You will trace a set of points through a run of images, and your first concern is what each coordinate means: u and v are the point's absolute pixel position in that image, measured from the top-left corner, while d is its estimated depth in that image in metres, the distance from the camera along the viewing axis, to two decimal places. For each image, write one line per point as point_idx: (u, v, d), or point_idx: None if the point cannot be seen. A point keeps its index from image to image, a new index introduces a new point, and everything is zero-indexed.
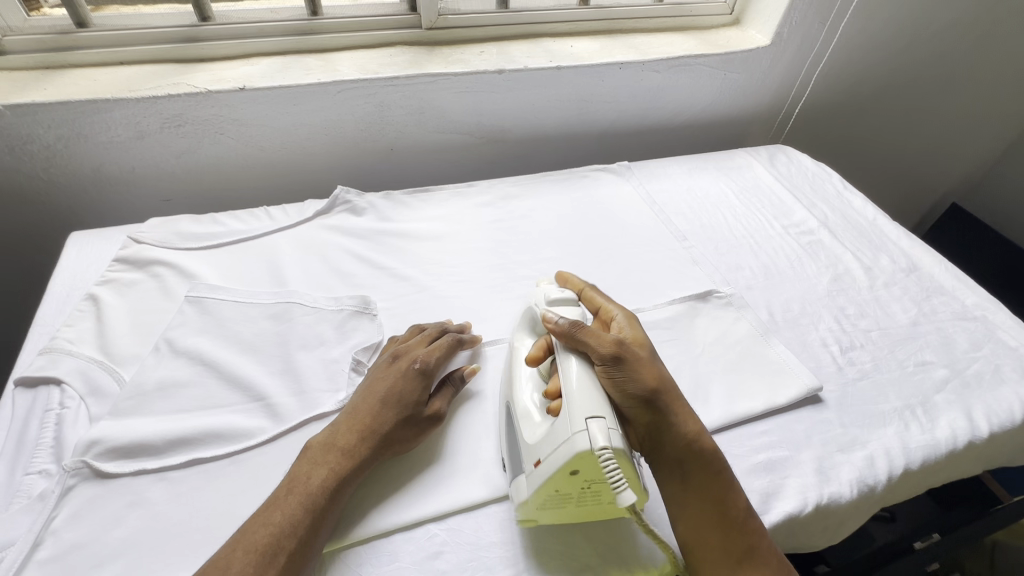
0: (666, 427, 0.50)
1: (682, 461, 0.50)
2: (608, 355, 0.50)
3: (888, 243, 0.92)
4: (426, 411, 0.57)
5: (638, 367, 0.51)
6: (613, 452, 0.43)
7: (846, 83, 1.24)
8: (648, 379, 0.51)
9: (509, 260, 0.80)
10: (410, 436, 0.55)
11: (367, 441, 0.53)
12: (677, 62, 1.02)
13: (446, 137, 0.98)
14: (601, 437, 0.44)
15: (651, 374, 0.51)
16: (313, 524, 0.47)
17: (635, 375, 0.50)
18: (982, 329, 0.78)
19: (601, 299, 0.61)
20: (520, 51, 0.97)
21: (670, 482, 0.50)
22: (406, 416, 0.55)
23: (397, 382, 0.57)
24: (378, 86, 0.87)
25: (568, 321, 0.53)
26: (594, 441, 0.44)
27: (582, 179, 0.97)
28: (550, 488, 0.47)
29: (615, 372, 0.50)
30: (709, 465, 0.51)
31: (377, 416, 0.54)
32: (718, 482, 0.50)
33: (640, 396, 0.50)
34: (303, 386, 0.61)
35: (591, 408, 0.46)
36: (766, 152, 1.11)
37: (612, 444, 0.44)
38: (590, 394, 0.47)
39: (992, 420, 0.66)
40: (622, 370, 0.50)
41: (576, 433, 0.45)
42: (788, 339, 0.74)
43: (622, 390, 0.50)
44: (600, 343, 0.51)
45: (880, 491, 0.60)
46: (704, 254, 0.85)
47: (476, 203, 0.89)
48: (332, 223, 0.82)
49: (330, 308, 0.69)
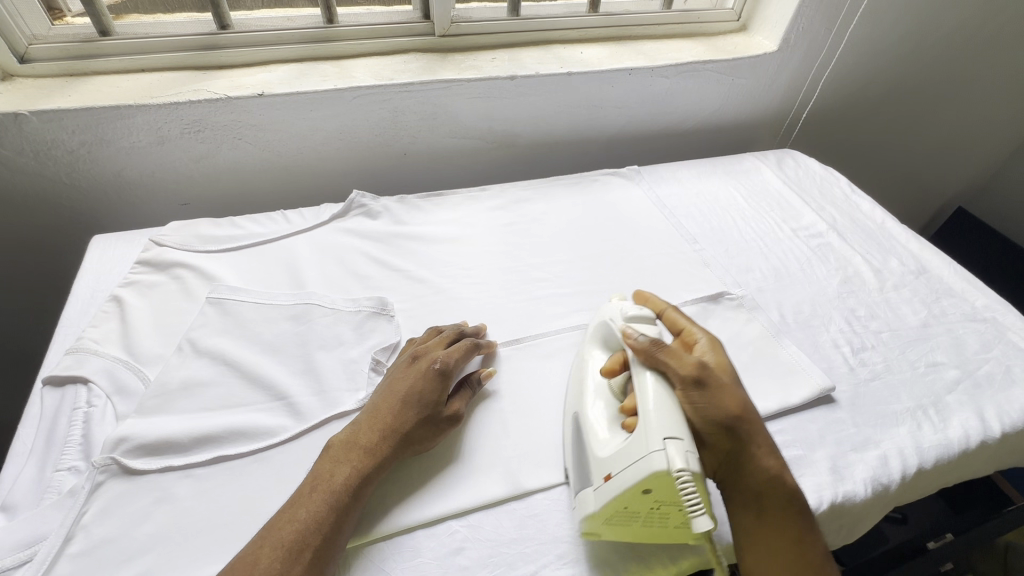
0: (746, 456, 0.52)
1: (761, 495, 0.51)
2: (689, 378, 0.51)
3: (897, 245, 0.93)
4: (446, 411, 0.58)
5: (720, 393, 0.52)
6: (691, 476, 0.45)
7: (852, 88, 1.25)
8: (729, 408, 0.52)
9: (522, 263, 0.81)
10: (432, 435, 0.56)
11: (391, 439, 0.54)
12: (685, 68, 1.03)
13: (457, 142, 0.99)
14: (679, 459, 0.45)
15: (733, 402, 0.53)
16: (337, 521, 0.48)
17: (718, 403, 0.52)
18: (992, 330, 0.78)
19: (685, 320, 0.61)
20: (531, 58, 0.99)
21: (747, 515, 0.51)
22: (428, 414, 0.56)
23: (416, 382, 0.58)
24: (393, 92, 0.88)
25: (650, 339, 0.53)
26: (671, 463, 0.45)
27: (592, 183, 0.99)
28: (619, 505, 0.48)
29: (696, 396, 0.51)
30: (792, 503, 0.51)
31: (400, 416, 0.55)
32: (800, 517, 0.50)
33: (717, 423, 0.51)
34: (324, 385, 0.62)
35: (665, 427, 0.47)
36: (773, 156, 1.12)
37: (690, 467, 0.45)
38: (668, 412, 0.49)
39: (1005, 420, 0.67)
40: (705, 394, 0.52)
41: (653, 451, 0.46)
42: (800, 340, 0.75)
43: (702, 415, 0.51)
44: (682, 364, 0.52)
45: (894, 490, 0.60)
46: (714, 256, 0.86)
47: (489, 207, 0.90)
48: (348, 226, 0.84)
49: (348, 309, 0.71)
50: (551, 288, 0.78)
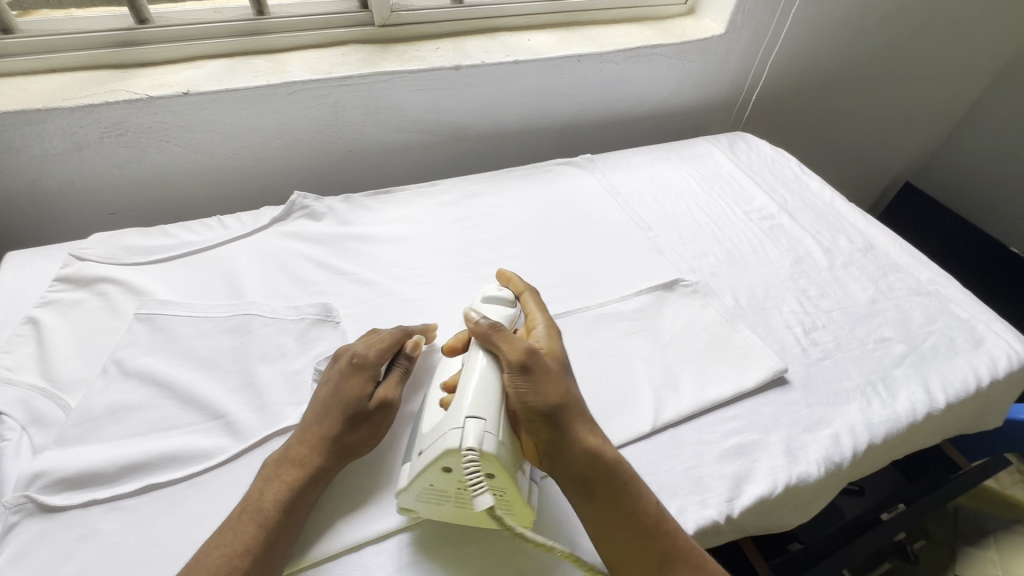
0: (566, 447, 0.49)
1: (587, 481, 0.49)
2: (513, 363, 0.50)
3: (845, 223, 0.94)
4: (373, 404, 0.54)
5: (544, 379, 0.50)
6: (478, 455, 0.45)
7: (800, 69, 1.26)
8: (551, 395, 0.49)
9: (474, 259, 0.79)
10: (364, 432, 0.53)
11: (316, 445, 0.51)
12: (635, 53, 1.02)
13: (405, 137, 0.96)
14: (473, 437, 0.45)
15: (556, 388, 0.50)
16: (268, 541, 0.45)
17: (541, 389, 0.49)
18: (936, 303, 0.80)
19: (537, 305, 0.61)
20: (477, 47, 0.96)
21: (579, 500, 0.49)
22: (355, 411, 0.53)
23: (339, 383, 0.55)
24: (331, 86, 0.84)
25: (489, 324, 0.54)
26: (464, 440, 0.45)
27: (546, 173, 0.97)
28: (426, 482, 0.47)
29: (518, 381, 0.50)
30: (614, 478, 0.49)
31: (326, 420, 0.52)
32: (622, 494, 0.49)
33: (539, 412, 0.49)
34: (264, 400, 0.59)
35: (469, 405, 0.48)
36: (726, 139, 1.12)
37: (481, 447, 0.45)
38: (480, 394, 0.49)
39: (949, 392, 0.69)
40: (530, 381, 0.50)
41: (452, 430, 0.46)
42: (754, 323, 0.75)
43: (521, 403, 0.49)
44: (511, 348, 0.51)
45: (846, 467, 0.61)
46: (669, 243, 0.86)
47: (440, 203, 0.88)
48: (290, 229, 0.80)
49: (290, 318, 0.67)
50: None
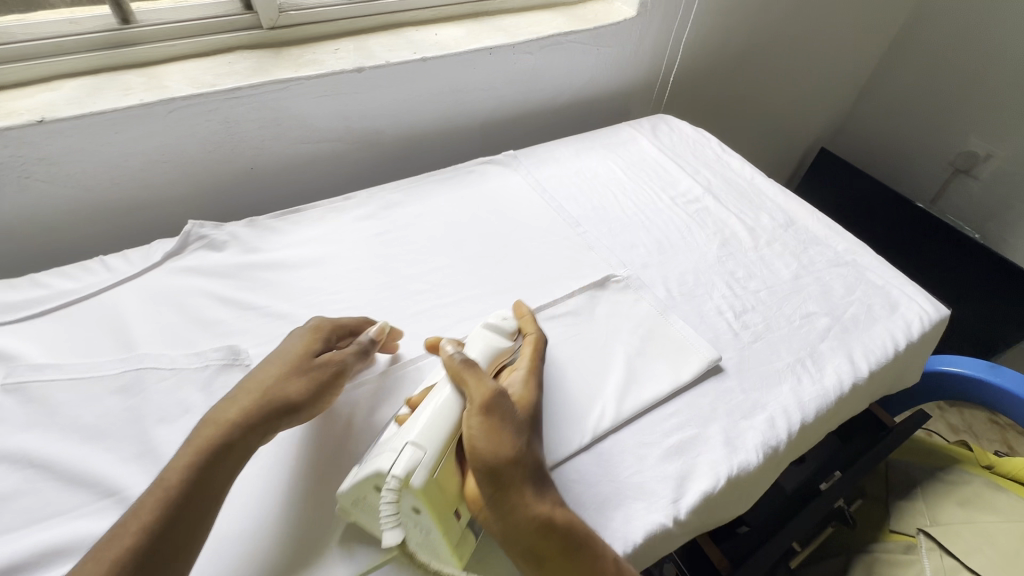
0: (517, 509, 0.46)
1: (535, 546, 0.46)
2: (476, 405, 0.49)
3: (766, 200, 0.96)
4: (315, 363, 0.56)
5: (503, 425, 0.49)
6: (399, 483, 0.46)
7: (712, 48, 1.28)
8: (502, 447, 0.47)
9: (397, 276, 0.74)
10: (301, 384, 0.54)
11: (239, 404, 0.50)
12: (548, 42, 0.99)
13: (312, 148, 0.89)
14: (399, 465, 0.46)
15: (511, 440, 0.48)
16: (189, 486, 0.45)
17: (495, 439, 0.48)
18: (854, 273, 0.83)
19: (530, 350, 0.59)
20: (380, 45, 0.90)
21: (528, 567, 0.47)
22: (293, 368, 0.54)
23: (282, 347, 0.57)
24: (218, 99, 0.76)
25: (463, 358, 0.53)
26: (393, 466, 0.46)
27: (469, 174, 0.93)
28: (357, 495, 0.48)
29: (475, 424, 0.49)
30: (569, 548, 0.46)
31: (263, 378, 0.53)
32: (577, 566, 0.45)
33: (489, 460, 0.47)
34: (166, 467, 0.52)
35: (415, 433, 0.49)
36: (648, 123, 1.12)
37: (404, 477, 0.46)
38: (433, 425, 0.49)
39: (871, 360, 0.71)
40: (484, 427, 0.48)
41: (393, 451, 0.48)
42: (687, 313, 0.75)
43: (473, 448, 0.48)
44: (476, 391, 0.51)
45: (783, 450, 0.62)
46: (598, 237, 0.84)
47: (355, 217, 0.82)
48: (187, 263, 0.72)
49: (191, 367, 0.60)
50: (431, 299, 0.72)
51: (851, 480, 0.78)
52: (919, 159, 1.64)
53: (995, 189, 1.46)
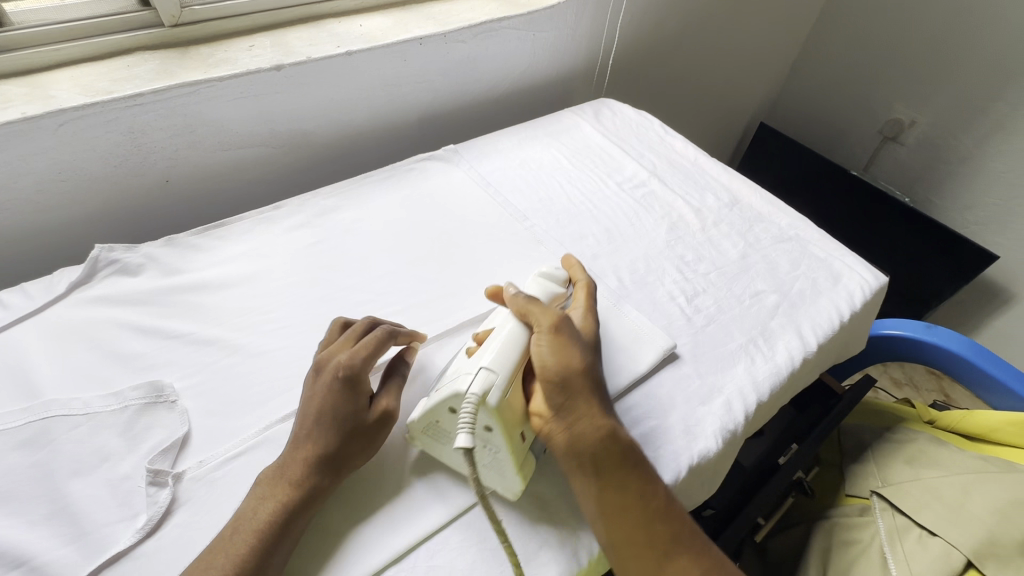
0: (580, 422, 0.51)
1: (598, 457, 0.50)
2: (546, 328, 0.54)
3: (710, 180, 0.96)
4: (372, 415, 0.53)
5: (571, 344, 0.53)
6: (476, 400, 0.49)
7: (648, 28, 1.27)
8: (570, 363, 0.52)
9: (336, 288, 0.70)
10: (363, 445, 0.52)
11: (309, 473, 0.49)
12: (481, 29, 0.95)
13: (234, 154, 0.82)
14: (475, 384, 0.49)
15: (577, 361, 0.53)
16: (261, 563, 0.45)
17: (564, 356, 0.53)
18: (798, 248, 0.85)
19: (583, 293, 0.63)
20: (299, 40, 0.83)
21: (585, 482, 0.50)
22: (353, 428, 0.51)
23: (330, 398, 0.52)
24: (116, 108, 0.68)
25: (525, 294, 0.57)
26: (470, 385, 0.49)
27: (409, 172, 0.88)
28: (432, 415, 0.51)
29: (546, 344, 0.53)
30: (626, 459, 0.50)
31: (324, 440, 0.50)
32: (635, 477, 0.50)
33: (559, 375, 0.52)
34: (84, 526, 0.47)
35: (490, 358, 0.52)
36: (591, 108, 1.10)
37: (482, 394, 0.49)
38: (504, 349, 0.53)
39: (819, 333, 0.73)
40: (554, 347, 0.53)
41: (466, 375, 0.51)
42: (640, 301, 0.74)
43: (542, 365, 0.52)
44: (542, 317, 0.55)
45: (741, 431, 0.62)
46: (547, 230, 0.82)
47: (287, 227, 0.76)
48: (97, 293, 0.65)
49: (107, 409, 0.54)
50: (376, 310, 0.68)
51: (808, 452, 0.78)
52: (851, 128, 1.70)
53: (921, 153, 1.53)
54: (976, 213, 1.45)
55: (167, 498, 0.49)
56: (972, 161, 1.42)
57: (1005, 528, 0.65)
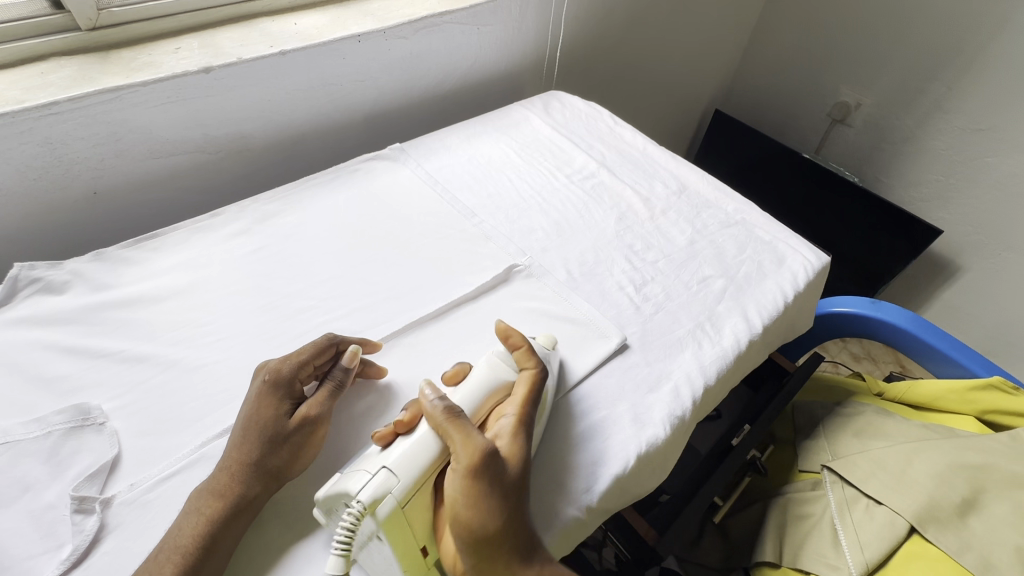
0: (500, 573, 0.46)
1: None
2: (463, 471, 0.47)
3: (659, 169, 0.97)
4: (292, 423, 0.51)
5: (490, 494, 0.46)
6: (360, 509, 0.44)
7: (596, 20, 1.28)
8: (486, 520, 0.46)
9: (278, 295, 0.68)
10: (283, 454, 0.50)
11: (228, 485, 0.48)
12: (422, 24, 0.93)
13: (167, 161, 0.79)
14: (367, 491, 0.45)
15: (495, 518, 0.46)
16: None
17: (481, 512, 0.46)
18: (744, 232, 0.86)
19: (525, 390, 0.54)
20: (230, 40, 0.81)
21: None
22: (269, 436, 0.50)
23: (254, 403, 0.52)
24: (29, 118, 0.64)
25: (447, 410, 0.49)
26: (362, 490, 0.45)
27: (354, 173, 0.86)
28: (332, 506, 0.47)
29: (461, 494, 0.47)
30: None
31: (244, 446, 0.50)
32: None
33: (474, 532, 0.46)
34: (5, 561, 0.45)
35: (394, 459, 0.48)
36: (540, 101, 1.09)
37: (369, 503, 0.45)
38: (412, 463, 0.47)
39: (763, 314, 0.74)
40: (474, 496, 0.46)
41: (369, 473, 0.47)
42: (589, 292, 0.74)
43: (455, 513, 0.47)
44: (462, 455, 0.47)
45: (689, 417, 0.63)
46: (495, 226, 0.82)
47: (225, 235, 0.74)
48: (18, 314, 0.62)
49: (29, 437, 0.52)
50: (319, 316, 0.66)
51: (760, 432, 0.80)
52: (801, 112, 1.74)
53: (867, 134, 1.58)
54: (921, 190, 1.50)
55: (95, 526, 0.47)
56: (913, 140, 1.47)
57: (942, 492, 0.68)
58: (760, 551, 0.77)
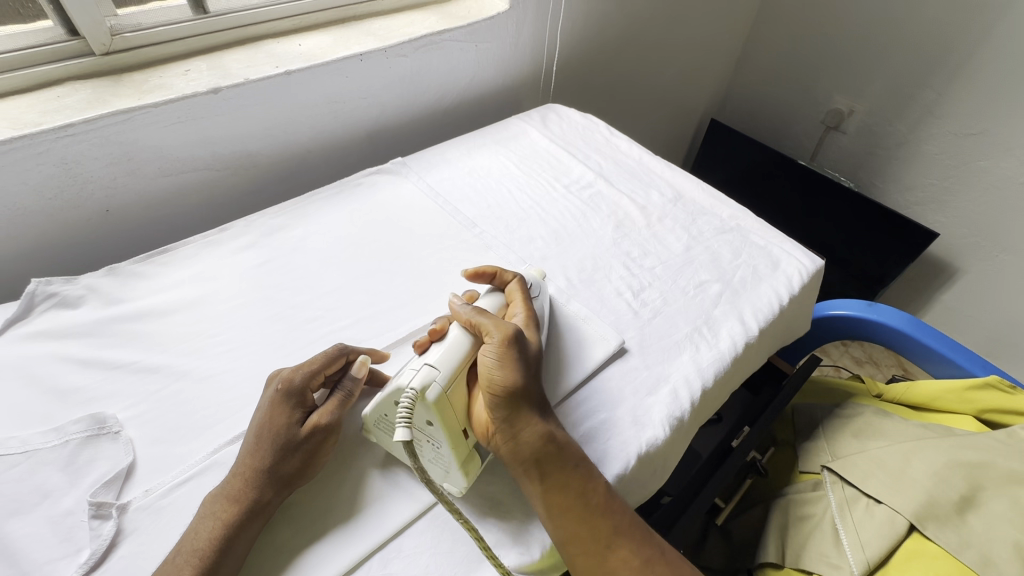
0: (522, 426, 0.52)
1: (538, 459, 0.52)
2: (495, 338, 0.55)
3: (654, 177, 0.99)
4: (304, 430, 0.53)
5: (518, 358, 0.55)
6: (413, 394, 0.50)
7: (590, 35, 1.31)
8: (515, 375, 0.54)
9: (285, 306, 0.70)
10: (295, 462, 0.51)
11: (242, 491, 0.50)
12: (422, 43, 0.96)
13: (177, 179, 0.82)
14: (416, 380, 0.51)
15: (522, 375, 0.54)
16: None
17: (510, 368, 0.54)
18: (739, 238, 0.88)
19: (523, 299, 0.64)
20: (237, 62, 0.84)
21: (530, 482, 0.52)
22: (282, 444, 0.52)
23: (267, 412, 0.54)
24: (47, 139, 0.67)
25: (473, 308, 0.59)
26: (412, 381, 0.51)
27: (358, 187, 0.89)
28: (380, 410, 0.53)
29: (493, 359, 0.54)
30: (568, 459, 0.52)
31: (257, 453, 0.52)
32: (576, 477, 0.52)
33: (504, 387, 0.53)
34: (27, 565, 0.46)
35: (434, 356, 0.54)
36: (538, 114, 1.12)
37: (420, 390, 0.51)
38: (449, 352, 0.54)
39: (759, 317, 0.76)
40: (505, 356, 0.54)
41: (411, 370, 0.53)
42: (588, 299, 0.76)
43: (488, 378, 0.54)
44: (492, 330, 0.56)
45: (688, 419, 0.64)
46: (495, 236, 0.84)
47: (234, 249, 0.76)
48: (35, 329, 0.64)
49: (46, 446, 0.53)
50: (326, 326, 0.68)
51: (760, 432, 0.81)
52: (795, 120, 1.76)
53: (861, 140, 1.60)
54: (915, 194, 1.52)
55: (111, 530, 0.49)
56: (906, 145, 1.49)
57: (941, 489, 0.69)
58: (762, 552, 0.78)
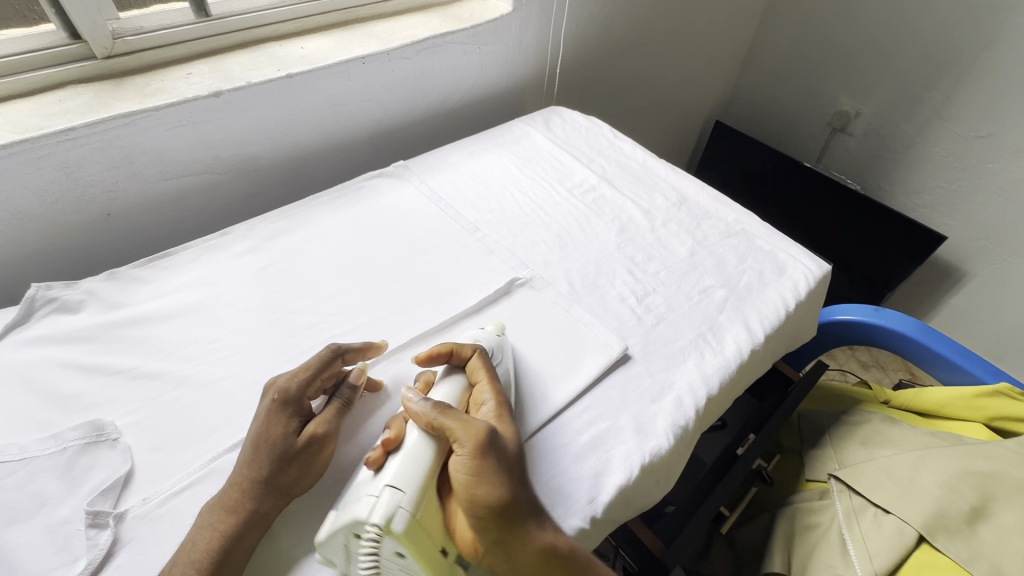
0: (517, 545, 0.48)
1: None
2: (470, 448, 0.50)
3: (658, 180, 0.99)
4: (300, 440, 0.52)
5: (497, 467, 0.49)
6: (378, 527, 0.45)
7: (594, 37, 1.31)
8: (501, 488, 0.49)
9: (285, 312, 0.69)
10: (291, 472, 0.51)
11: (239, 501, 0.49)
12: (425, 45, 0.96)
13: (178, 183, 0.82)
14: (375, 512, 0.46)
15: (508, 486, 0.49)
16: None
17: (492, 483, 0.49)
18: (744, 243, 0.87)
19: (487, 379, 0.58)
20: (238, 65, 0.83)
21: None
22: (279, 453, 0.51)
23: (263, 420, 0.53)
24: (48, 143, 0.67)
25: (435, 405, 0.52)
26: (371, 513, 0.46)
27: (359, 190, 0.88)
28: (340, 542, 0.47)
29: (472, 473, 0.49)
30: (571, 567, 0.49)
31: (254, 462, 0.51)
32: None
33: (489, 505, 0.48)
34: None
35: (394, 476, 0.48)
36: (541, 116, 1.11)
37: (382, 523, 0.45)
38: (410, 470, 0.48)
39: (765, 323, 0.75)
40: (484, 468, 0.49)
41: (368, 497, 0.47)
42: (591, 305, 0.75)
43: (469, 497, 0.49)
44: (465, 437, 0.50)
45: (692, 427, 0.63)
46: (498, 240, 0.83)
47: (235, 254, 0.75)
48: (35, 334, 0.63)
49: (44, 454, 0.53)
50: (326, 332, 0.67)
51: (765, 441, 0.81)
52: (801, 121, 1.75)
53: (868, 143, 1.59)
54: (923, 197, 1.50)
55: (108, 540, 0.48)
56: (914, 147, 1.48)
57: (950, 500, 0.68)
58: (767, 562, 0.77)
